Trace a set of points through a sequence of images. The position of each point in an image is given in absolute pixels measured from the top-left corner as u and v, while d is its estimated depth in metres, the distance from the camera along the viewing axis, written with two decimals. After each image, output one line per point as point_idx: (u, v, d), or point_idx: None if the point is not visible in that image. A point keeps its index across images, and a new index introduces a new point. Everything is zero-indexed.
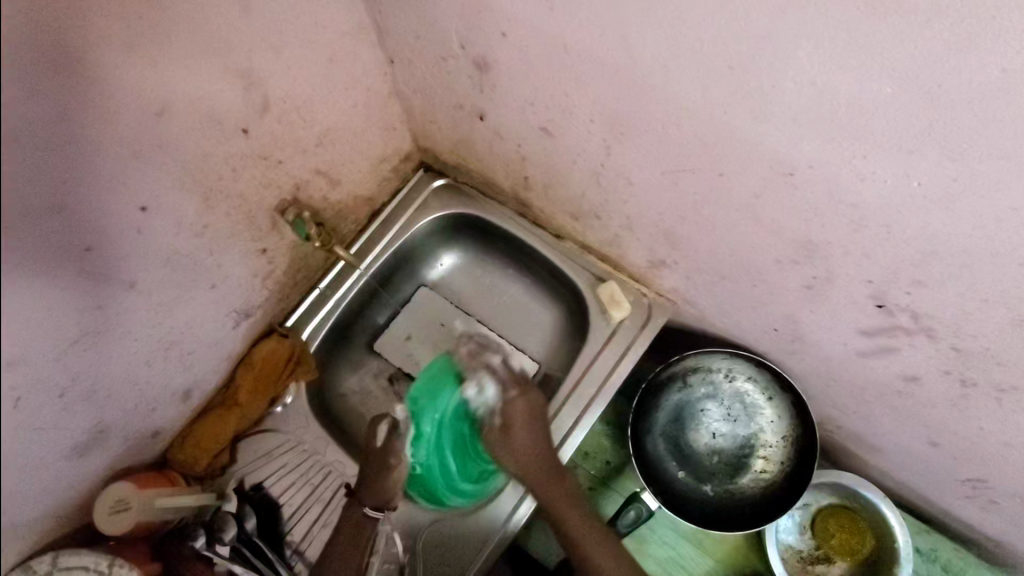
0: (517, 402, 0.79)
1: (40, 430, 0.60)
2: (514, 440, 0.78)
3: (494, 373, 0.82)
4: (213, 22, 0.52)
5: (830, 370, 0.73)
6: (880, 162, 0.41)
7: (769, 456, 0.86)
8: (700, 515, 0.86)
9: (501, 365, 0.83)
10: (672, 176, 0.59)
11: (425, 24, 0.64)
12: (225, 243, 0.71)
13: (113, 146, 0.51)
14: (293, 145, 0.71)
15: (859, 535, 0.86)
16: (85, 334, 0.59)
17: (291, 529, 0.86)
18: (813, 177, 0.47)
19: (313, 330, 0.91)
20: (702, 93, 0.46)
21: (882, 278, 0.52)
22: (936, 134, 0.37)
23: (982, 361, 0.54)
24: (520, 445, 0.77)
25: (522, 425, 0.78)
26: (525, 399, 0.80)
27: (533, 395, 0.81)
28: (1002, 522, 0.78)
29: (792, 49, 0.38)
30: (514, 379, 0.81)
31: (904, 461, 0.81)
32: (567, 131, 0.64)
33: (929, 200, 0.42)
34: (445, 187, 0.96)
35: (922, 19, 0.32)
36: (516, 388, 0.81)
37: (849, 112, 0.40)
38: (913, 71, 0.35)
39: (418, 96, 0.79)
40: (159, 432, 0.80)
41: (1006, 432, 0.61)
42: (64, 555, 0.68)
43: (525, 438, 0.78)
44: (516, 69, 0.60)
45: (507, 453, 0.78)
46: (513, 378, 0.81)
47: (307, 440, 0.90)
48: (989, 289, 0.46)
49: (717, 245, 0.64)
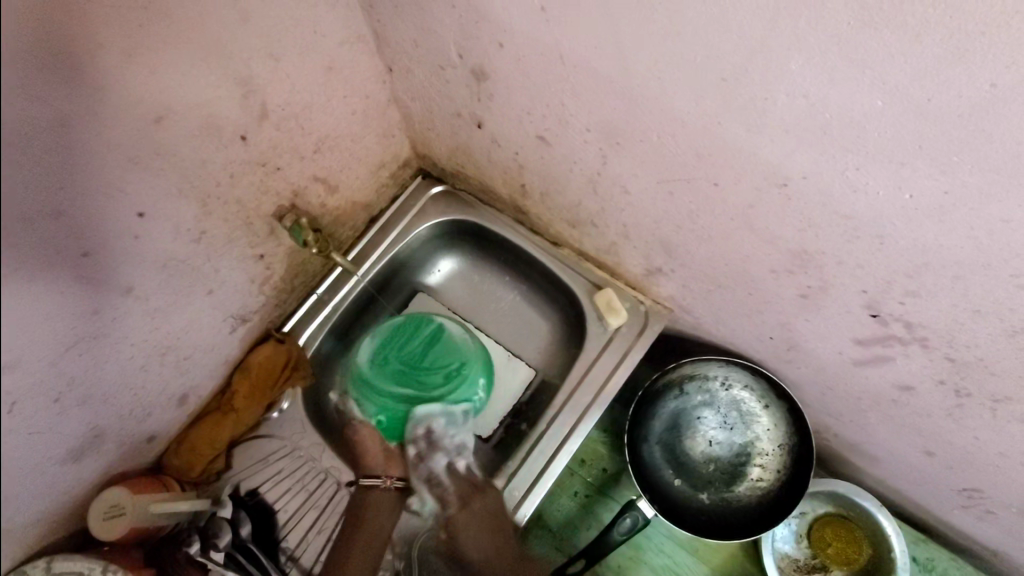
0: (459, 517, 0.82)
1: (35, 434, 0.60)
2: (463, 547, 0.81)
3: (432, 486, 0.84)
4: (213, 30, 0.53)
5: (826, 378, 0.74)
6: (873, 173, 0.42)
7: (765, 464, 0.86)
8: (697, 523, 0.86)
9: (445, 477, 0.84)
10: (668, 185, 0.59)
11: (423, 32, 0.64)
12: (221, 249, 0.71)
13: (110, 152, 0.51)
14: (291, 151, 0.71)
15: (856, 546, 0.86)
16: (81, 339, 0.59)
17: (286, 536, 0.86)
18: (806, 187, 0.47)
19: (310, 335, 0.91)
20: (697, 104, 0.47)
21: (876, 287, 0.52)
22: (927, 147, 0.38)
23: (977, 371, 0.54)
24: (479, 543, 0.80)
25: (476, 513, 0.80)
26: (482, 498, 0.80)
27: (476, 504, 0.81)
28: (998, 532, 0.78)
29: (785, 61, 0.39)
30: (455, 490, 0.83)
31: (900, 470, 0.81)
32: (564, 140, 0.64)
33: (921, 211, 0.42)
34: (443, 194, 0.96)
35: (912, 34, 0.33)
36: (456, 505, 0.82)
37: (842, 123, 0.40)
38: (903, 85, 0.35)
39: (416, 104, 0.79)
40: (154, 437, 0.80)
41: (1001, 442, 0.61)
42: (59, 560, 0.69)
43: (476, 529, 0.80)
44: (513, 78, 0.61)
45: (471, 543, 0.80)
46: (457, 488, 0.83)
47: (304, 446, 0.90)
48: (982, 300, 0.46)
49: (713, 254, 0.65)
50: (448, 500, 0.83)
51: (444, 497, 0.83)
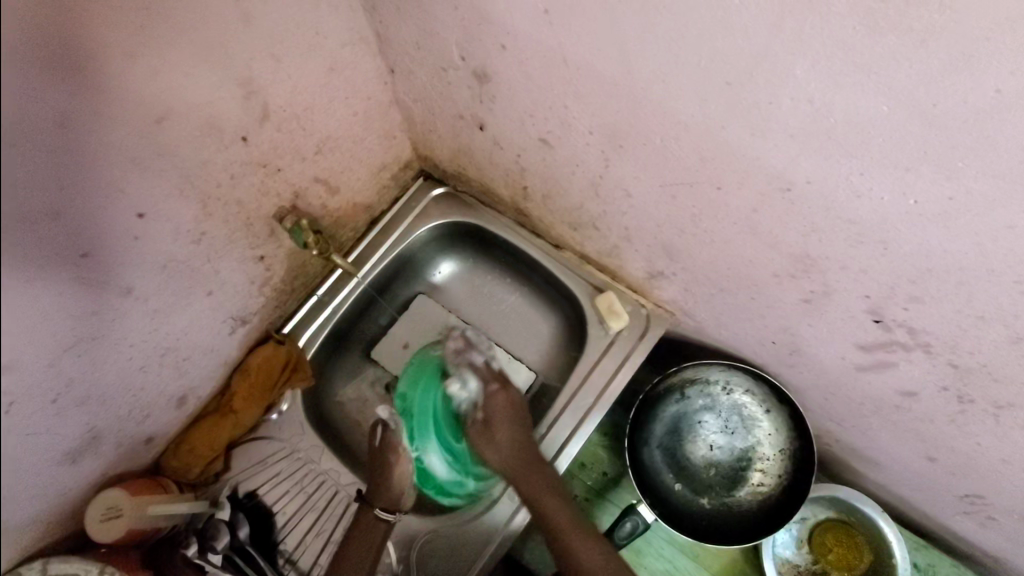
0: (498, 395, 0.82)
1: (32, 435, 0.60)
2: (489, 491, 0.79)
3: (470, 372, 0.84)
4: (214, 31, 0.53)
5: (828, 383, 0.73)
6: (877, 179, 0.41)
7: (766, 469, 0.85)
8: (697, 527, 0.85)
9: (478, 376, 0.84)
10: (670, 189, 0.59)
11: (426, 34, 0.64)
12: (222, 250, 0.70)
13: (110, 153, 0.51)
14: (292, 153, 0.71)
15: (857, 551, 0.85)
16: (80, 340, 0.58)
17: (284, 538, 0.85)
18: (810, 192, 0.47)
19: (309, 336, 0.91)
20: (701, 108, 0.46)
21: (880, 293, 0.52)
22: (933, 153, 0.37)
23: (980, 378, 0.54)
24: (506, 440, 0.78)
25: (506, 419, 0.80)
26: (505, 392, 0.82)
27: (502, 395, 0.82)
28: (1000, 539, 0.77)
29: (790, 66, 0.38)
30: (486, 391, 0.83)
31: (902, 475, 0.80)
32: (566, 142, 0.64)
33: (926, 217, 0.42)
34: (444, 195, 0.96)
35: (918, 40, 0.32)
36: (480, 417, 0.81)
37: (847, 128, 0.40)
38: (908, 90, 0.35)
39: (418, 105, 0.79)
40: (152, 438, 0.79)
41: (1004, 449, 0.61)
42: (55, 563, 0.69)
43: (509, 433, 0.79)
44: (516, 80, 0.60)
45: (491, 450, 0.78)
46: (484, 388, 0.83)
47: (303, 447, 0.89)
48: (986, 307, 0.46)
49: (715, 257, 0.64)
50: (477, 403, 0.82)
51: (475, 383, 0.83)
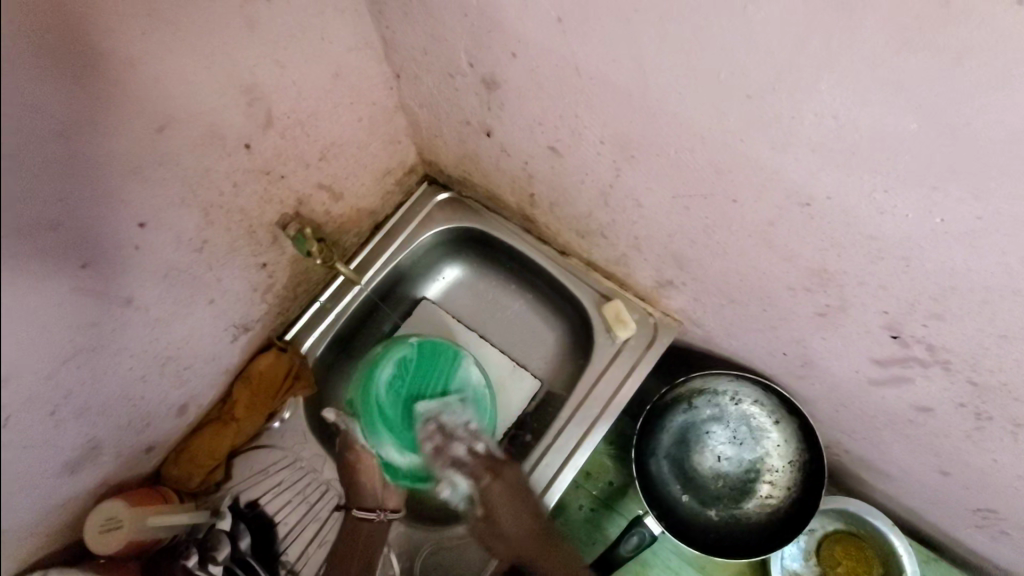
0: (493, 486, 0.78)
1: (30, 448, 0.59)
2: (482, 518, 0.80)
3: (461, 468, 0.79)
4: (217, 37, 0.51)
5: (840, 396, 0.72)
6: (902, 197, 0.40)
7: (775, 481, 0.84)
8: (705, 539, 0.84)
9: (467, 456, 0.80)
10: (683, 200, 0.57)
11: (433, 40, 0.63)
12: (224, 258, 0.69)
13: (111, 163, 0.49)
14: (296, 160, 0.70)
15: (866, 566, 0.84)
16: (80, 351, 0.57)
17: (286, 549, 0.84)
18: (831, 208, 0.45)
19: (312, 344, 0.89)
20: (718, 120, 0.45)
21: (899, 309, 0.51)
22: (963, 172, 0.36)
23: (1000, 396, 0.53)
24: (506, 518, 0.78)
25: (506, 499, 0.78)
26: (498, 482, 0.78)
27: (508, 475, 0.78)
28: (1013, 553, 0.76)
29: (815, 80, 0.37)
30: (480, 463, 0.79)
31: (913, 488, 0.79)
32: (576, 151, 0.63)
33: (951, 236, 0.40)
34: (449, 201, 0.95)
35: (952, 58, 0.31)
36: (487, 472, 0.78)
37: (872, 144, 0.38)
38: (940, 108, 0.34)
39: (424, 111, 0.78)
40: (153, 447, 0.78)
41: (1021, 466, 0.59)
42: (54, 573, 0.67)
43: (511, 511, 0.77)
44: (526, 88, 0.59)
45: (504, 513, 0.78)
46: (482, 463, 0.79)
47: (305, 457, 0.89)
48: (1010, 326, 0.45)
49: (727, 269, 0.63)
50: (477, 469, 0.79)
51: (474, 467, 0.79)
